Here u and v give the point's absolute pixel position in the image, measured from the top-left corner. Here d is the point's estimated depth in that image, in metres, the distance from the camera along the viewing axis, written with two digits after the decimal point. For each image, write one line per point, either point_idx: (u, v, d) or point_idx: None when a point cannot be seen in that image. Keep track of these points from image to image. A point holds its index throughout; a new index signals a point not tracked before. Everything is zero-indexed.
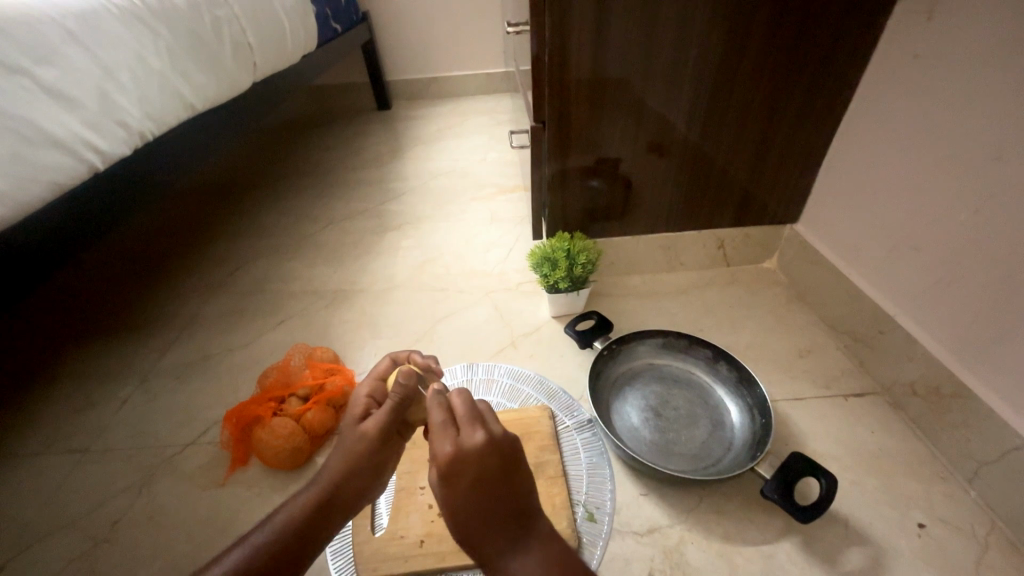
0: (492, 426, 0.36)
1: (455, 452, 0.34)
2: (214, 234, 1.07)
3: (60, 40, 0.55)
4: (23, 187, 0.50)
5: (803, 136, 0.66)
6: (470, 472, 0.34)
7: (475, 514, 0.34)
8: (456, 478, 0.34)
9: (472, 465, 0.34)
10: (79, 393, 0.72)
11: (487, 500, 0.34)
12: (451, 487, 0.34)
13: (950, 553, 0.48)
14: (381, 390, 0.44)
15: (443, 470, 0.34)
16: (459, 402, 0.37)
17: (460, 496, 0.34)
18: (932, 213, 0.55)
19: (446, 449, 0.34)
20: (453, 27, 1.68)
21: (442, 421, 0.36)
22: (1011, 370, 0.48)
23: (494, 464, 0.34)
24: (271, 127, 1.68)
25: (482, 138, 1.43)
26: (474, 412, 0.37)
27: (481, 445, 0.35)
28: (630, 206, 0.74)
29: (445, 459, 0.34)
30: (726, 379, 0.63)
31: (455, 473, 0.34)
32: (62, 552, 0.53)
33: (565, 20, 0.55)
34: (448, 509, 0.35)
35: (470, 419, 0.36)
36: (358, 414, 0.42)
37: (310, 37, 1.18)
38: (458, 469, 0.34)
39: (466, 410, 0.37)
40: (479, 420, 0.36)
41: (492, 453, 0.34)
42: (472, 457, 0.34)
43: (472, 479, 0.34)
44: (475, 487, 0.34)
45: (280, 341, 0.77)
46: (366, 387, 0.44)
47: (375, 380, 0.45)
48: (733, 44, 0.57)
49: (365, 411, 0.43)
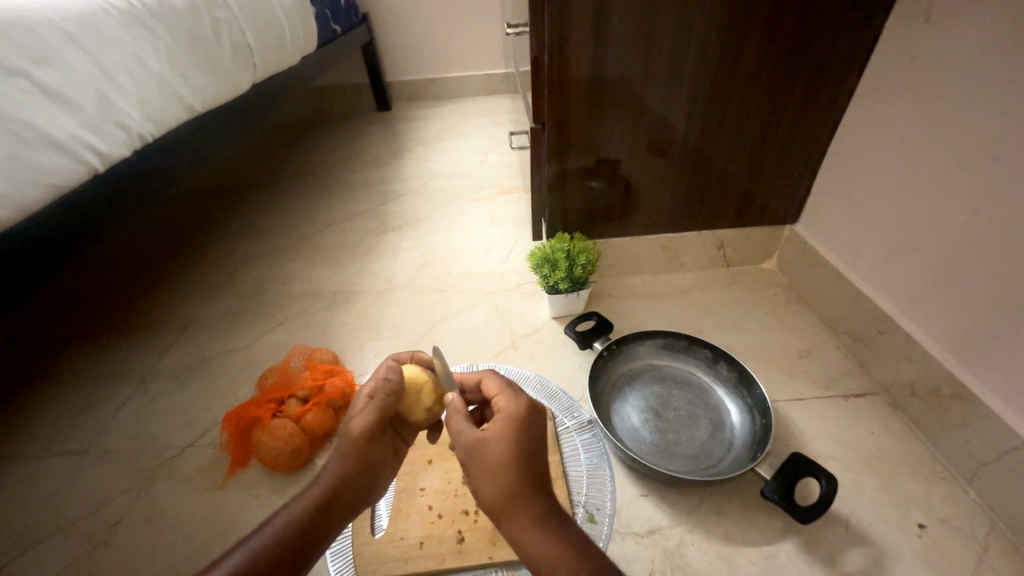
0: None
1: (528, 405, 0.39)
2: (213, 235, 1.07)
3: (59, 42, 0.55)
4: (22, 189, 0.50)
5: (802, 137, 0.66)
6: (534, 427, 0.37)
7: (528, 468, 0.35)
8: (524, 428, 0.37)
9: (537, 422, 0.38)
10: (78, 394, 0.72)
11: (542, 457, 0.36)
12: (514, 435, 0.36)
13: (951, 554, 0.48)
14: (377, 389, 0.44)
15: (510, 419, 0.37)
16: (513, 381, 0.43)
17: (519, 447, 0.36)
18: (931, 214, 0.55)
19: (515, 404, 0.39)
20: (452, 29, 1.68)
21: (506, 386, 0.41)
22: (1010, 371, 0.48)
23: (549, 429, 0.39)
24: (270, 128, 1.68)
25: (481, 140, 1.43)
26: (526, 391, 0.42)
27: (542, 409, 0.40)
28: (629, 207, 0.74)
29: (516, 410, 0.38)
30: (726, 380, 0.63)
31: (522, 423, 0.37)
32: (60, 554, 0.53)
33: (564, 21, 0.55)
34: (498, 460, 0.35)
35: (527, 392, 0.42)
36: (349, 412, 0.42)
37: (309, 38, 1.18)
38: (525, 421, 0.37)
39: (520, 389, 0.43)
40: None
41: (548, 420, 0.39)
42: (538, 414, 0.39)
43: (534, 434, 0.37)
44: (535, 442, 0.37)
45: (279, 342, 0.77)
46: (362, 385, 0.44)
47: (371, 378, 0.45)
48: (732, 45, 0.57)
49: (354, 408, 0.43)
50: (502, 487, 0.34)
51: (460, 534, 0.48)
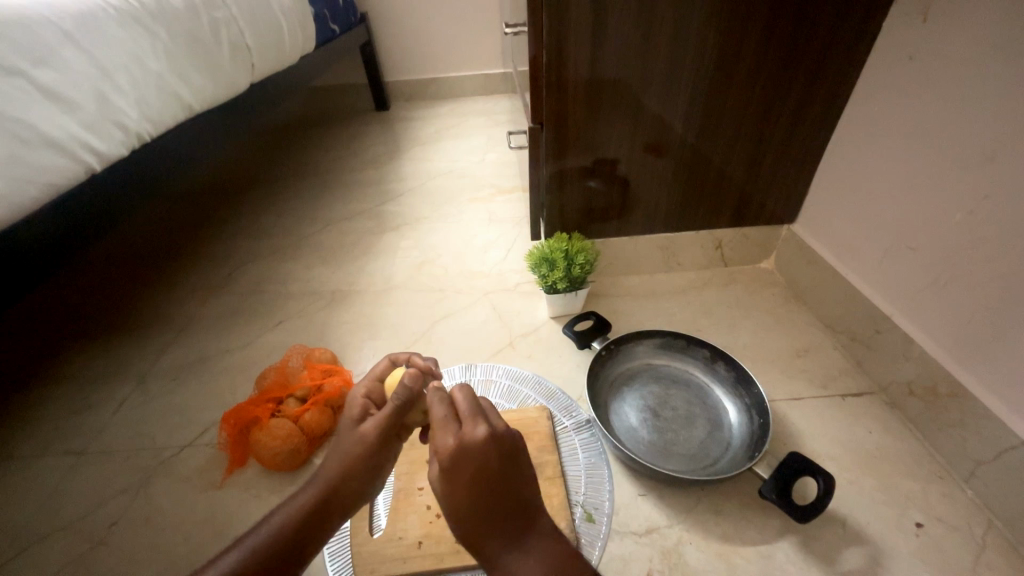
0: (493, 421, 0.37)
1: (456, 448, 0.35)
2: (212, 235, 1.07)
3: (57, 42, 0.55)
4: (20, 189, 0.50)
5: (800, 136, 0.66)
6: (469, 467, 0.34)
7: (475, 512, 0.34)
8: (457, 474, 0.34)
9: (472, 461, 0.34)
10: (76, 395, 0.72)
11: (485, 499, 0.35)
12: (451, 481, 0.35)
13: (948, 553, 0.48)
14: (379, 392, 0.45)
15: (445, 464, 0.35)
16: (460, 399, 0.38)
17: (458, 495, 0.34)
18: (929, 214, 0.55)
19: (449, 444, 0.35)
20: (452, 28, 1.68)
21: (444, 416, 0.36)
22: (1008, 370, 0.49)
23: (492, 461, 0.35)
24: (269, 128, 1.68)
25: (481, 139, 1.43)
26: (476, 409, 0.37)
27: (481, 440, 0.35)
28: (628, 206, 0.74)
29: (448, 453, 0.35)
30: (724, 379, 0.63)
31: (455, 467, 0.34)
32: (57, 555, 0.53)
33: (562, 21, 0.55)
34: (449, 503, 0.35)
35: (472, 414, 0.37)
36: (356, 416, 0.42)
37: (308, 38, 1.18)
38: (458, 463, 0.34)
39: (468, 406, 0.37)
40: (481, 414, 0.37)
41: (493, 450, 0.35)
42: (471, 453, 0.35)
43: (471, 476, 0.34)
44: (474, 485, 0.34)
45: (278, 342, 0.77)
46: (362, 389, 0.44)
47: (371, 382, 0.45)
48: (729, 45, 0.57)
49: (363, 412, 0.43)
50: (461, 527, 0.35)
51: None
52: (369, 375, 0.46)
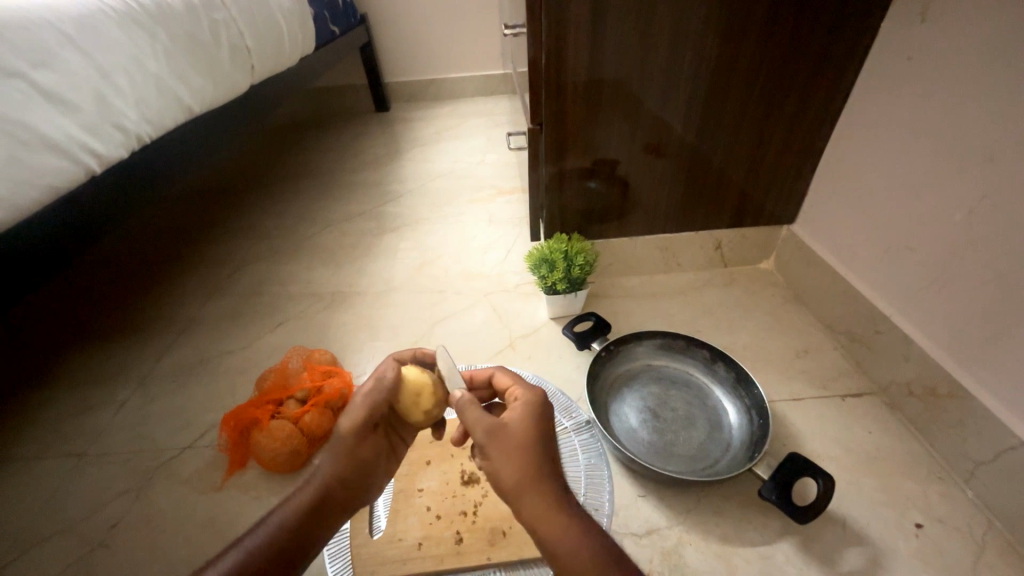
0: None
1: (536, 393, 0.40)
2: (212, 236, 1.07)
3: (57, 44, 0.55)
4: (19, 191, 0.50)
5: (800, 137, 0.67)
6: (535, 413, 0.38)
7: (543, 452, 0.36)
8: (535, 411, 0.38)
9: (546, 407, 0.39)
10: (76, 396, 0.72)
11: (552, 443, 0.37)
12: (526, 418, 0.37)
13: (948, 553, 0.48)
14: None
15: (523, 404, 0.38)
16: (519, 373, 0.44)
17: (531, 431, 0.37)
18: (929, 214, 0.55)
19: (525, 391, 0.40)
20: (451, 29, 1.68)
21: None
22: (1007, 371, 0.49)
23: (551, 414, 0.39)
24: (269, 129, 1.68)
25: (480, 140, 1.43)
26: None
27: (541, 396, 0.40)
28: (627, 207, 0.74)
29: (527, 396, 0.39)
30: (724, 380, 0.63)
31: (534, 407, 0.38)
32: (58, 556, 0.53)
33: (561, 23, 0.55)
34: (514, 443, 0.36)
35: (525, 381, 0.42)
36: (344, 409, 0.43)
37: (308, 39, 1.18)
38: (535, 404, 0.39)
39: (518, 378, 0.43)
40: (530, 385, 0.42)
41: (550, 404, 0.40)
42: (546, 401, 0.40)
43: (544, 419, 0.38)
44: (546, 427, 0.38)
45: (279, 343, 0.77)
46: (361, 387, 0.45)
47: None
48: (728, 46, 0.57)
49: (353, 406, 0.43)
50: (521, 470, 0.35)
51: (459, 535, 0.48)
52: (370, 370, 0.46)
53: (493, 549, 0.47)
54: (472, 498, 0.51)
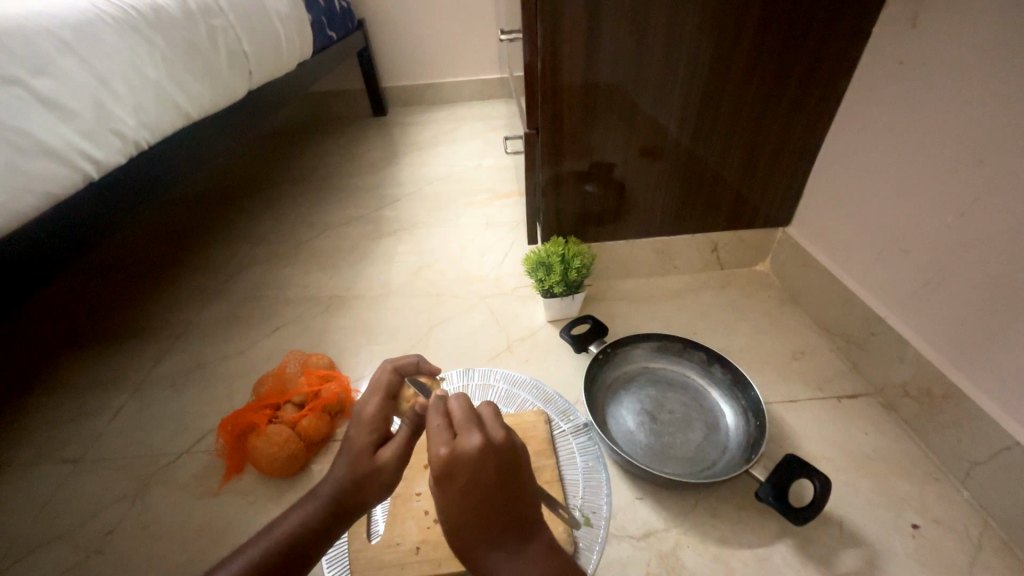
0: (490, 430, 0.34)
1: (450, 459, 0.32)
2: (209, 241, 1.07)
3: (56, 51, 0.55)
4: (16, 197, 0.50)
5: (794, 140, 0.67)
6: (463, 479, 0.32)
7: (478, 522, 0.32)
8: (452, 484, 0.32)
9: (466, 472, 0.32)
10: (73, 402, 0.72)
11: (486, 504, 0.32)
12: (447, 490, 0.32)
13: (944, 554, 0.48)
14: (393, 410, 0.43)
15: (440, 476, 0.32)
16: (456, 409, 0.35)
17: (455, 505, 0.32)
18: (921, 215, 0.56)
19: (441, 455, 0.32)
20: (449, 33, 1.69)
21: (438, 426, 0.34)
22: (1001, 371, 0.49)
23: (491, 473, 0.32)
24: (268, 133, 1.69)
25: (477, 144, 1.44)
26: (472, 417, 0.35)
27: (477, 452, 0.32)
28: (623, 211, 0.75)
29: (443, 465, 0.32)
30: (720, 382, 0.63)
31: (451, 477, 0.32)
32: (53, 563, 0.53)
33: (557, 26, 0.55)
34: (445, 513, 0.33)
35: (467, 423, 0.34)
36: (371, 439, 0.40)
37: (305, 45, 1.19)
38: (454, 472, 0.32)
39: (463, 416, 0.35)
40: (478, 424, 0.34)
41: (489, 460, 0.32)
42: (467, 463, 0.32)
43: (467, 486, 0.32)
44: (472, 493, 0.32)
45: (276, 347, 0.77)
46: (376, 410, 0.42)
47: (383, 401, 0.42)
48: (722, 49, 0.58)
49: (379, 432, 0.41)
50: (458, 535, 0.33)
51: None
52: (371, 385, 0.44)
53: None
54: None
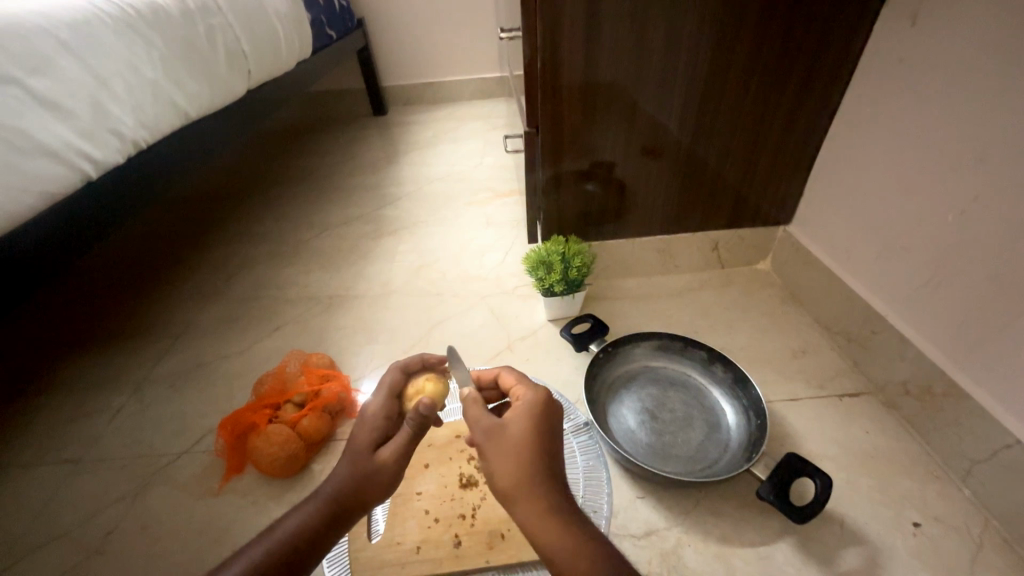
0: None
1: (532, 397, 0.39)
2: (209, 241, 1.07)
3: (53, 51, 0.55)
4: (14, 197, 0.50)
5: (795, 138, 0.67)
6: (535, 413, 0.38)
7: (539, 459, 0.35)
8: (524, 417, 0.37)
9: (537, 408, 0.38)
10: (72, 402, 0.71)
11: (547, 448, 0.36)
12: (518, 422, 0.37)
13: (946, 552, 0.48)
14: (397, 407, 0.46)
15: (518, 408, 0.39)
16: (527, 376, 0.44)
17: (525, 435, 0.36)
18: (922, 214, 0.56)
19: (524, 394, 0.40)
20: (448, 32, 1.69)
21: None
22: (1003, 369, 0.49)
23: (552, 415, 0.39)
24: (267, 133, 1.68)
25: (477, 143, 1.44)
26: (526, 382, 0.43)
27: (543, 396, 0.40)
28: (624, 209, 0.74)
29: (524, 401, 0.39)
30: (721, 381, 0.63)
31: (529, 409, 0.38)
32: (53, 564, 0.53)
33: (557, 26, 0.55)
34: (506, 446, 0.36)
35: (526, 382, 0.43)
36: (374, 437, 0.42)
37: (304, 44, 1.19)
38: (530, 409, 0.38)
39: (520, 379, 0.43)
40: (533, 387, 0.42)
41: (551, 404, 0.40)
42: (536, 402, 0.39)
43: (539, 424, 0.37)
44: (540, 432, 0.37)
45: (276, 347, 0.77)
46: (381, 408, 0.45)
47: (388, 398, 0.46)
48: (723, 48, 0.58)
49: (381, 430, 0.43)
50: (510, 471, 0.35)
51: (457, 539, 0.48)
52: (380, 384, 0.47)
53: (492, 551, 0.47)
54: (470, 501, 0.51)
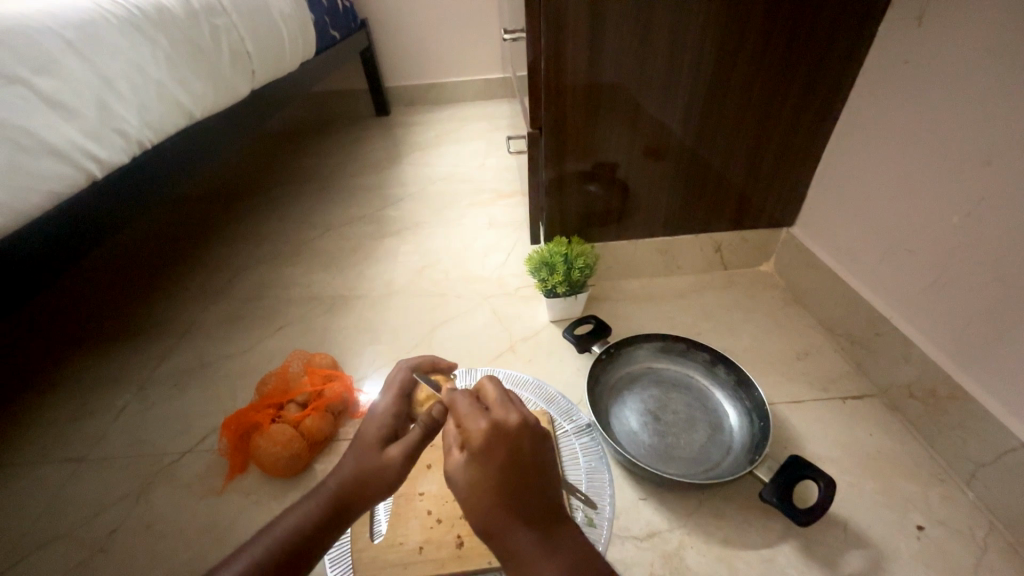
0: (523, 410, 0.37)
1: (490, 432, 0.34)
2: (212, 240, 1.07)
3: (59, 51, 0.55)
4: (21, 197, 0.51)
5: (800, 139, 0.67)
6: (503, 452, 0.33)
7: (509, 502, 0.33)
8: (489, 458, 0.33)
9: (507, 445, 0.34)
10: (76, 401, 0.72)
11: (519, 483, 0.34)
12: (483, 463, 0.33)
13: (950, 556, 0.48)
14: (405, 408, 0.45)
15: (477, 448, 0.34)
16: (490, 389, 0.37)
17: (491, 480, 0.33)
18: (927, 216, 0.55)
19: (480, 429, 0.34)
20: (451, 33, 1.69)
21: (471, 403, 0.36)
22: (1007, 372, 0.49)
23: (528, 449, 0.34)
24: (270, 133, 1.69)
25: (479, 144, 1.44)
26: (506, 398, 0.37)
27: (517, 426, 0.34)
28: (627, 210, 0.74)
29: (480, 438, 0.34)
30: (724, 382, 0.63)
31: (490, 448, 0.33)
32: (58, 562, 0.53)
33: (561, 27, 0.55)
34: (469, 493, 0.33)
35: (503, 402, 0.36)
36: (383, 435, 0.42)
37: (308, 44, 1.19)
38: (493, 447, 0.33)
39: (498, 396, 0.37)
40: (513, 404, 0.36)
41: (527, 436, 0.34)
42: (506, 436, 0.34)
43: (505, 462, 0.33)
44: (508, 470, 0.33)
45: (280, 346, 0.77)
46: (390, 407, 0.45)
47: (397, 399, 0.46)
48: (726, 49, 0.58)
49: (390, 429, 0.43)
50: (486, 516, 0.33)
51: (459, 539, 0.48)
52: (387, 384, 0.47)
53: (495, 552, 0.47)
54: None
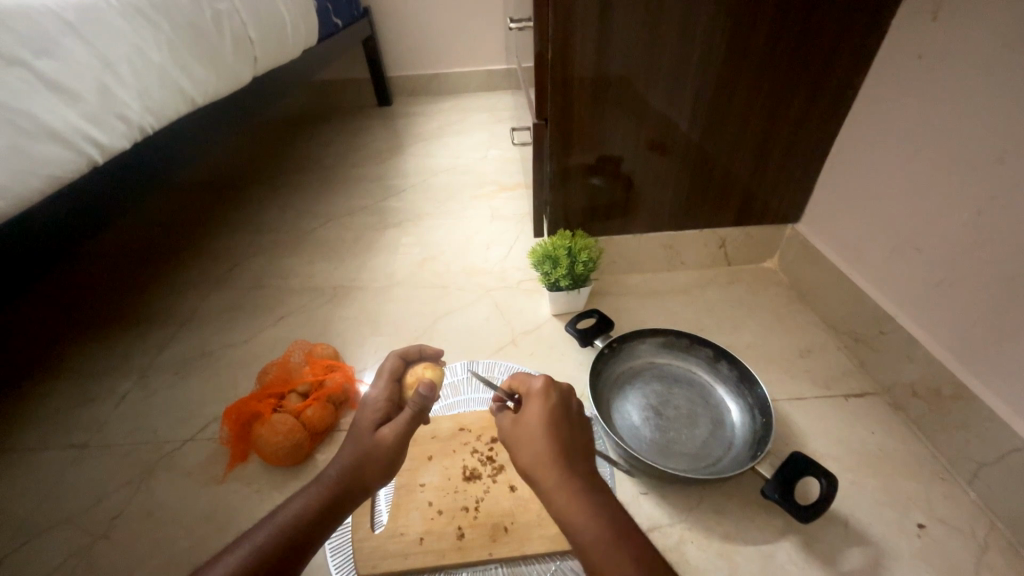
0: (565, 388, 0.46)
1: (542, 388, 0.43)
2: (213, 229, 1.07)
3: (58, 31, 0.54)
4: (22, 181, 0.50)
5: (808, 134, 0.66)
6: (554, 399, 0.42)
7: (553, 442, 0.39)
8: (545, 401, 0.42)
9: (557, 396, 0.42)
10: (77, 389, 0.71)
11: (559, 428, 0.40)
12: (532, 411, 0.41)
13: (950, 555, 0.48)
14: (397, 393, 0.47)
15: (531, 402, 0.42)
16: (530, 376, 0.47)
17: (543, 419, 0.40)
18: (936, 214, 0.55)
19: (534, 385, 0.43)
20: (456, 21, 1.67)
21: (525, 374, 0.46)
22: (1013, 373, 0.48)
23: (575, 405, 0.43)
24: (270, 121, 1.67)
25: (483, 135, 1.43)
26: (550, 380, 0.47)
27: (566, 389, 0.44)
28: (631, 204, 0.74)
29: (533, 393, 0.43)
30: (727, 378, 0.62)
31: (540, 400, 0.42)
32: (58, 548, 0.53)
33: (569, 16, 0.54)
34: (522, 436, 0.41)
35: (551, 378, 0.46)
36: (376, 419, 0.44)
37: (311, 31, 1.18)
38: (547, 394, 0.42)
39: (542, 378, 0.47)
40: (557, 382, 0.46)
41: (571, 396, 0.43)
42: (559, 391, 0.43)
43: (557, 408, 0.42)
44: (559, 414, 0.41)
45: (281, 336, 0.77)
46: (382, 393, 0.46)
47: (389, 384, 0.48)
48: (738, 41, 0.57)
49: (383, 413, 0.44)
50: (528, 456, 0.39)
51: (460, 531, 0.48)
52: (380, 371, 0.49)
53: (495, 544, 0.47)
54: (473, 493, 0.51)
